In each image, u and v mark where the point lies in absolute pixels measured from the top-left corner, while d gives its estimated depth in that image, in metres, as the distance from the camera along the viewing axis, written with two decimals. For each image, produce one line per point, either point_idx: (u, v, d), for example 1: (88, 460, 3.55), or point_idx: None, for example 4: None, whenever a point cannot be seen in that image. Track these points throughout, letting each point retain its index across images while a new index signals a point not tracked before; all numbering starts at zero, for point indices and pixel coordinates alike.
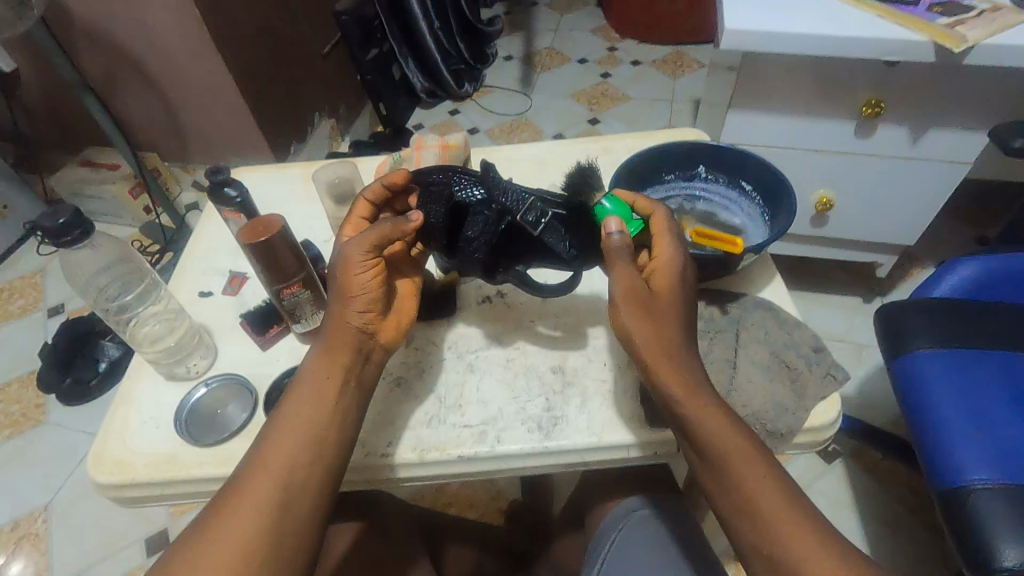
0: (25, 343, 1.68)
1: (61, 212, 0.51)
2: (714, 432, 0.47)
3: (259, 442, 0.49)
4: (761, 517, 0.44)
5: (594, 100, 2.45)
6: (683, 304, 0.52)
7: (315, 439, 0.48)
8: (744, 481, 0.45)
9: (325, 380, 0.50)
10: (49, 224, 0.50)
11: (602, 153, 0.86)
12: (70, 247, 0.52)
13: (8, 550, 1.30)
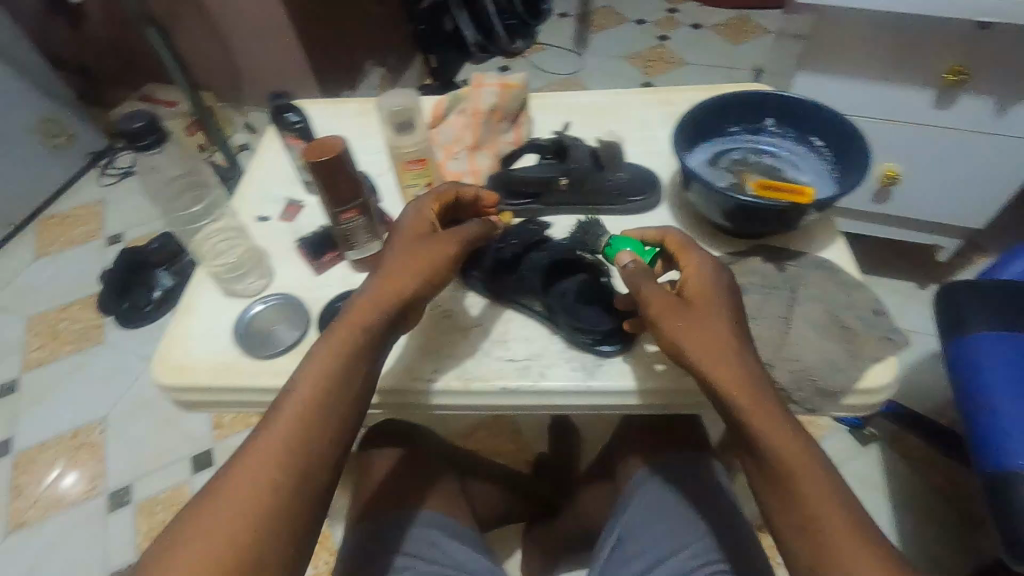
0: (85, 268, 1.76)
1: None
2: (768, 438, 0.45)
3: (249, 440, 0.45)
4: (821, 529, 0.43)
5: (648, 63, 2.37)
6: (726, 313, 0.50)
7: (331, 402, 0.47)
8: (798, 492, 0.44)
9: (340, 345, 0.49)
10: None
11: (663, 105, 0.83)
12: None
13: (70, 455, 1.40)
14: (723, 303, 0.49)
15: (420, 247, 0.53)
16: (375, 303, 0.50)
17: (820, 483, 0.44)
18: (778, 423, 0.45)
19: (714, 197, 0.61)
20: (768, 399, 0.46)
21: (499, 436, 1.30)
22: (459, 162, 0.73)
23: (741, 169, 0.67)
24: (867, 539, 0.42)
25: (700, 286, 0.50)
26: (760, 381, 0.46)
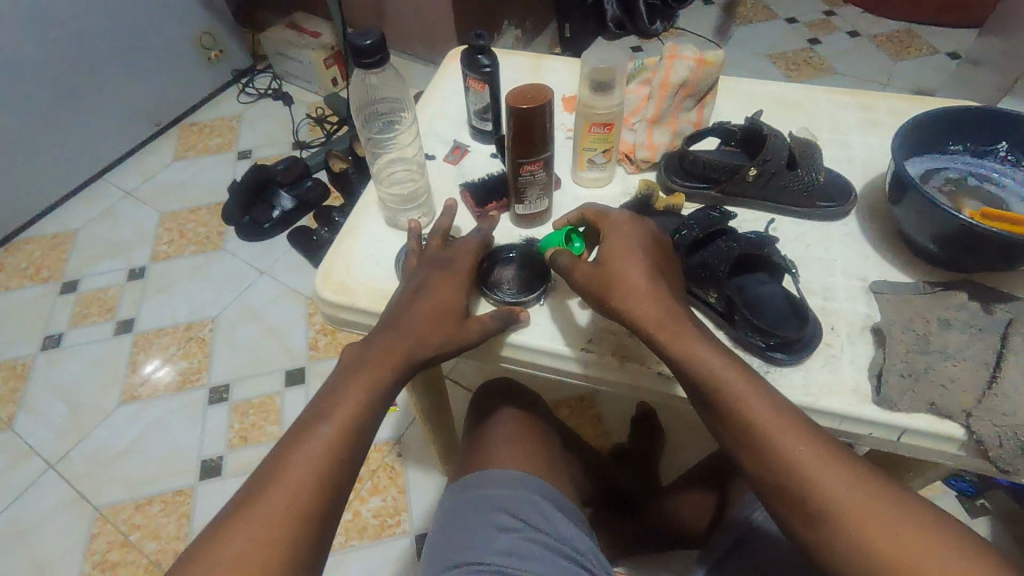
0: (216, 177, 1.87)
1: (369, 34, 0.52)
2: (754, 412, 0.47)
3: (283, 443, 0.49)
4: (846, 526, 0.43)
5: (794, 66, 2.21)
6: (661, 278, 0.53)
7: (371, 407, 0.51)
8: (799, 465, 0.45)
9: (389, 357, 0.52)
10: (358, 43, 0.52)
11: (860, 109, 0.76)
12: (365, 71, 0.54)
13: (181, 345, 1.52)
14: (633, 251, 0.53)
15: (449, 286, 0.56)
16: (427, 327, 0.53)
17: (814, 449, 0.46)
18: (756, 398, 0.48)
19: (930, 217, 0.55)
20: (732, 367, 0.49)
21: (580, 418, 1.29)
22: (635, 133, 0.71)
23: (957, 192, 0.60)
24: (872, 496, 0.44)
25: (614, 240, 0.54)
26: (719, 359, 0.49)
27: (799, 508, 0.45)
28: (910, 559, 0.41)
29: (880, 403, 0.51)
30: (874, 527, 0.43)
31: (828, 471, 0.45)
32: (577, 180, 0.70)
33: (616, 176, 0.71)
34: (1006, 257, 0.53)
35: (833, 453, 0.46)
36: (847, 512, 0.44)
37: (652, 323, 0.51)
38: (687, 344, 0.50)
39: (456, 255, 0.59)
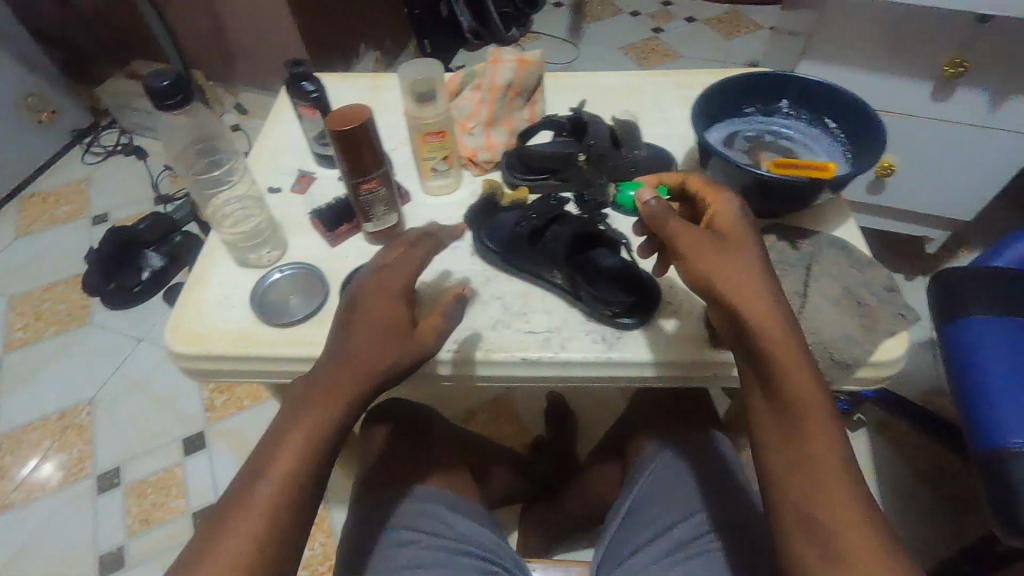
0: (69, 247, 1.71)
1: (166, 74, 0.50)
2: (787, 373, 0.45)
3: (231, 491, 0.44)
4: (819, 488, 0.43)
5: (645, 55, 2.37)
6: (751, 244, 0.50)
7: (319, 455, 0.46)
8: (794, 403, 0.45)
9: (341, 389, 0.47)
10: (155, 85, 0.50)
11: (676, 86, 0.83)
12: (170, 112, 0.51)
13: (55, 436, 1.37)
14: (747, 226, 0.50)
15: (391, 295, 0.50)
16: (376, 353, 0.48)
17: (810, 402, 0.45)
18: (778, 334, 0.46)
19: (731, 173, 0.62)
20: (787, 332, 0.47)
21: (499, 421, 1.31)
22: (474, 137, 0.74)
23: (754, 148, 0.68)
24: (831, 465, 0.44)
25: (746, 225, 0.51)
26: (754, 284, 0.47)
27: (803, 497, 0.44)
28: (854, 531, 0.42)
29: (718, 346, 0.57)
30: (864, 545, 0.41)
31: (837, 482, 0.43)
32: (426, 191, 0.72)
33: (464, 181, 0.73)
34: (797, 198, 0.62)
35: (843, 464, 0.44)
36: (846, 525, 0.42)
37: (714, 267, 0.48)
38: (746, 281, 0.48)
39: (388, 263, 0.51)
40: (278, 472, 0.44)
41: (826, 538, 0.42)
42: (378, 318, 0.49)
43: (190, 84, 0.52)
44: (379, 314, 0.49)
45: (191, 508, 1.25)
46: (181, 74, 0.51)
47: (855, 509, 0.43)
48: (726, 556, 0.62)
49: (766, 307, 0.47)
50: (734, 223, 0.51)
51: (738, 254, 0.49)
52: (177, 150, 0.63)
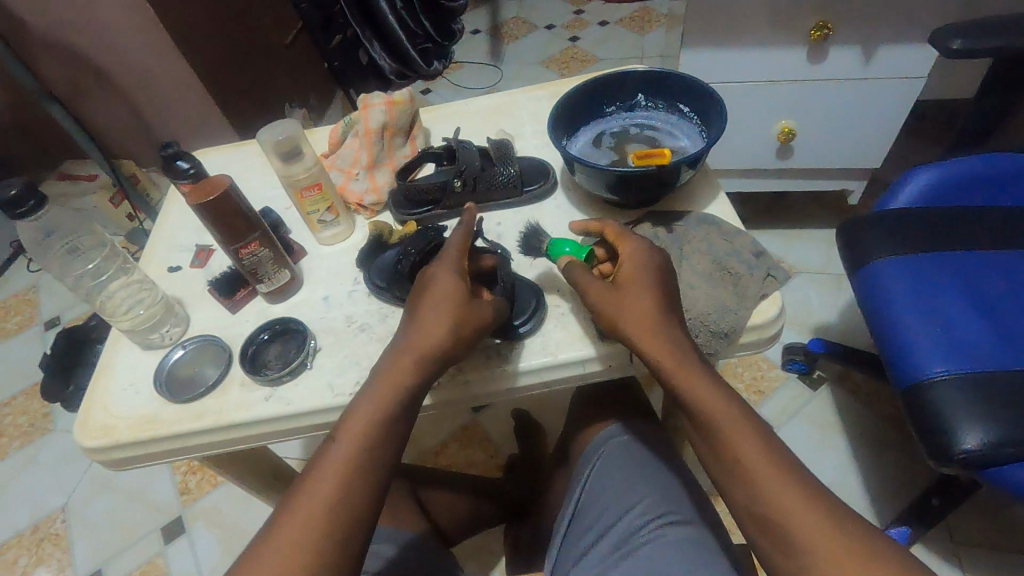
0: (23, 358, 1.69)
1: (15, 184, 0.56)
2: (700, 393, 0.48)
3: (256, 552, 0.44)
4: (757, 483, 0.45)
5: (564, 64, 2.35)
6: (652, 280, 0.52)
7: (349, 512, 0.46)
8: (712, 412, 0.48)
9: (355, 463, 0.47)
10: (4, 196, 0.55)
11: (552, 98, 0.86)
12: (24, 218, 0.57)
13: (31, 552, 1.34)
14: (647, 263, 0.53)
15: (426, 339, 0.52)
16: (390, 409, 0.50)
17: (727, 406, 0.48)
18: (679, 353, 0.49)
19: (594, 174, 0.64)
20: (692, 361, 0.50)
21: (471, 447, 1.29)
22: (360, 182, 0.76)
23: (620, 144, 0.70)
24: (762, 457, 0.46)
25: (639, 259, 0.54)
26: (653, 313, 0.50)
27: (754, 503, 0.45)
28: (796, 514, 0.43)
29: (606, 338, 0.60)
30: (818, 531, 0.42)
31: (773, 476, 0.45)
32: (321, 243, 0.74)
33: (357, 226, 0.75)
34: (656, 186, 0.64)
35: (776, 459, 0.46)
36: (800, 515, 0.43)
37: (619, 311, 0.51)
38: (647, 317, 0.50)
39: (422, 305, 0.54)
40: (305, 530, 0.44)
41: (780, 528, 0.43)
42: (454, 326, 0.52)
43: (41, 189, 0.58)
44: (428, 340, 0.52)
45: None
46: (30, 182, 0.56)
47: (801, 494, 0.44)
48: (668, 538, 0.59)
49: (662, 341, 0.50)
50: (628, 261, 0.54)
51: (634, 289, 0.52)
52: (48, 253, 0.63)
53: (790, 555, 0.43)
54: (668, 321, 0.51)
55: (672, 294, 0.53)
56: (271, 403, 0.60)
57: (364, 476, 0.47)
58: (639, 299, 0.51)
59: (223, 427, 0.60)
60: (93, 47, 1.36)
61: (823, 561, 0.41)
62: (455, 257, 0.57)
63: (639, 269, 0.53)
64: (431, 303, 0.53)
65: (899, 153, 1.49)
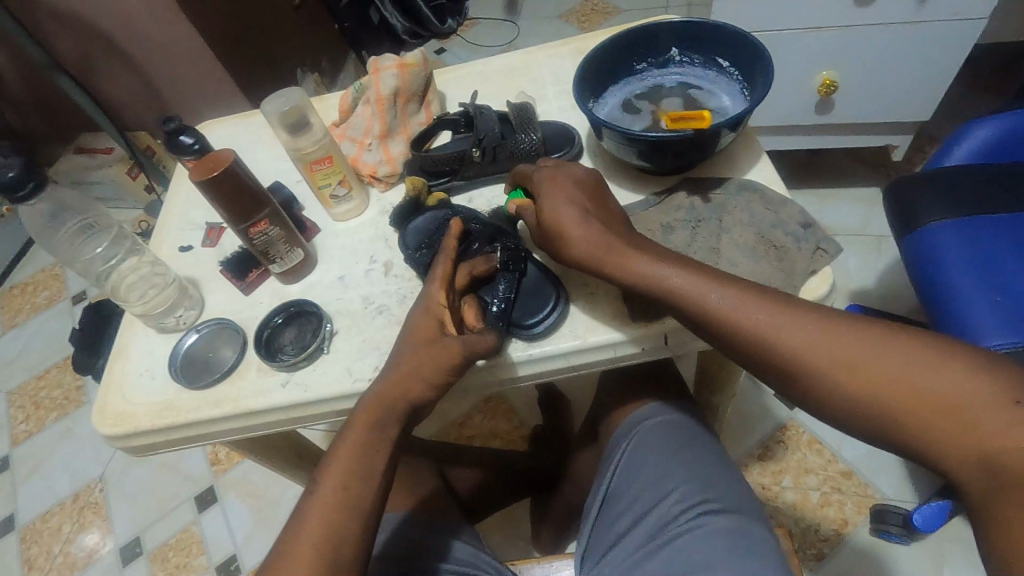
0: (56, 332, 1.72)
1: (12, 167, 0.53)
2: (678, 286, 0.49)
3: (274, 561, 0.46)
4: (793, 360, 0.45)
5: (584, 17, 2.21)
6: (566, 201, 0.54)
7: (346, 523, 0.46)
8: (716, 313, 0.48)
9: (347, 482, 0.48)
10: (2, 179, 0.52)
11: (574, 55, 0.80)
12: (24, 201, 0.54)
13: (74, 520, 1.39)
14: (562, 196, 0.54)
15: (404, 374, 0.51)
16: (366, 426, 0.50)
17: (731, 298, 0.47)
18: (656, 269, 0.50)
19: (623, 139, 0.58)
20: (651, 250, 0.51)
21: (492, 419, 1.27)
22: (373, 153, 0.71)
23: (651, 105, 0.64)
24: (789, 330, 0.45)
25: (552, 173, 0.57)
26: (572, 215, 0.53)
27: (760, 356, 0.47)
28: (846, 368, 0.43)
29: (638, 319, 0.56)
30: (819, 343, 0.44)
31: (796, 341, 0.45)
32: (334, 219, 0.70)
33: (372, 200, 0.72)
34: (692, 151, 0.59)
35: (792, 313, 0.46)
36: (841, 365, 0.43)
37: (558, 231, 0.53)
38: (569, 222, 0.53)
39: (399, 343, 0.54)
40: (310, 538, 0.45)
41: (834, 392, 0.44)
42: (425, 370, 0.50)
43: (40, 171, 0.55)
44: (402, 385, 0.50)
45: (214, 563, 1.26)
46: (28, 162, 0.54)
47: (836, 345, 0.44)
48: (709, 527, 0.56)
49: (596, 235, 0.52)
50: (541, 184, 0.56)
51: (550, 195, 0.55)
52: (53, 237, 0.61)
53: (850, 413, 0.43)
54: (603, 225, 0.53)
55: (605, 202, 0.55)
56: (289, 389, 0.58)
57: (351, 515, 0.47)
58: (561, 210, 0.53)
59: (240, 412, 0.58)
60: (101, 14, 1.32)
61: (862, 389, 0.42)
62: (440, 294, 0.54)
63: (552, 186, 0.56)
64: (407, 346, 0.52)
65: (950, 104, 1.38)
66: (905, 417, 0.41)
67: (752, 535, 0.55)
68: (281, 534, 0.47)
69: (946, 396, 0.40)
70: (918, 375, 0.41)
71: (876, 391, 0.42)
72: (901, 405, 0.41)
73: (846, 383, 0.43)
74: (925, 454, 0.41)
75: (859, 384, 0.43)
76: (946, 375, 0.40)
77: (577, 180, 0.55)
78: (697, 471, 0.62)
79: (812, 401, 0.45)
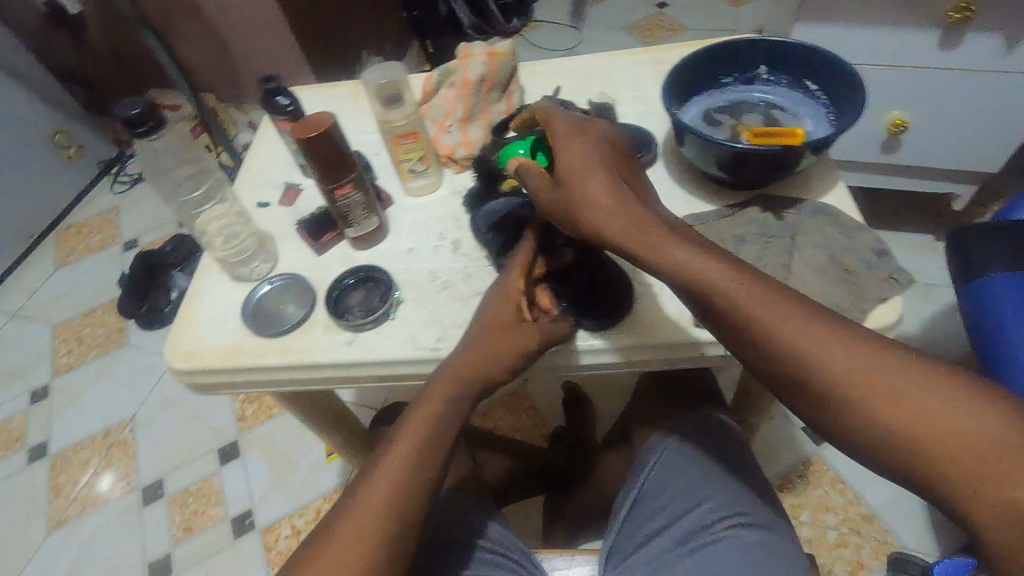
0: (105, 275, 1.76)
1: (136, 104, 0.56)
2: (681, 259, 0.47)
3: (341, 506, 0.48)
4: (791, 352, 0.42)
5: (648, 33, 2.21)
6: (589, 156, 0.52)
7: (414, 482, 0.49)
8: (718, 291, 0.45)
9: (417, 445, 0.50)
10: (127, 115, 0.56)
11: (655, 64, 0.81)
12: (143, 138, 0.58)
13: (102, 455, 1.43)
14: (588, 152, 0.53)
15: (480, 353, 0.53)
16: (440, 396, 0.52)
17: (738, 281, 0.45)
18: (658, 237, 0.49)
19: (707, 148, 0.59)
20: (656, 223, 0.50)
21: (516, 414, 1.29)
22: (452, 135, 0.74)
23: (734, 119, 0.66)
24: (794, 321, 0.43)
25: (580, 129, 0.55)
26: (593, 167, 0.52)
27: (765, 349, 0.44)
28: (851, 371, 0.40)
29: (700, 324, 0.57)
30: (847, 356, 0.41)
31: (796, 332, 0.42)
32: (407, 192, 0.72)
33: (445, 180, 0.74)
34: (772, 168, 0.59)
35: (798, 302, 0.44)
36: (841, 366, 0.41)
37: (577, 182, 0.51)
38: (597, 186, 0.51)
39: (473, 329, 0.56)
40: (380, 489, 0.48)
41: (828, 396, 0.41)
42: (500, 351, 0.53)
43: (160, 111, 0.58)
44: (479, 363, 0.53)
45: (230, 515, 1.29)
46: (150, 103, 0.57)
47: (840, 346, 0.41)
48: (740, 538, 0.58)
49: (606, 192, 0.51)
50: (564, 136, 0.54)
51: (574, 144, 0.53)
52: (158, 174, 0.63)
53: (838, 418, 0.41)
54: (618, 188, 0.51)
55: (623, 168, 0.54)
56: (352, 348, 0.61)
57: (420, 474, 0.49)
58: (583, 158, 0.52)
59: (302, 364, 0.61)
60: None
61: (859, 401, 0.40)
62: (518, 281, 0.57)
63: (577, 141, 0.54)
64: (481, 328, 0.55)
65: None
66: (899, 435, 0.38)
67: (783, 554, 0.56)
68: (350, 483, 0.50)
69: (951, 423, 0.37)
70: (952, 412, 0.37)
71: (875, 404, 0.39)
72: (896, 421, 0.39)
73: (846, 387, 0.40)
74: (914, 476, 0.38)
75: (877, 402, 0.39)
76: (959, 402, 0.37)
77: (602, 137, 0.54)
78: (736, 484, 0.63)
79: (799, 398, 0.43)
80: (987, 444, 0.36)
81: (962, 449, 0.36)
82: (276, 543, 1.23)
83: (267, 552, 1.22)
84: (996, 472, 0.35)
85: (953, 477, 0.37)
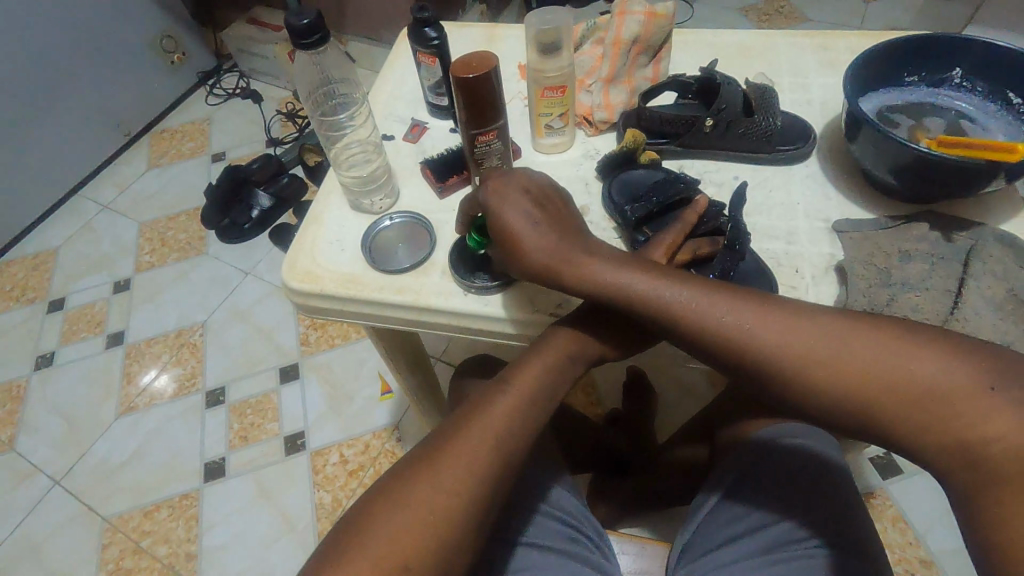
0: (190, 181, 1.74)
1: (306, 14, 0.55)
2: (646, 289, 0.49)
3: (453, 422, 0.52)
4: (784, 368, 0.46)
5: (767, 16, 2.02)
6: (518, 218, 0.54)
7: (521, 421, 0.51)
8: (697, 316, 0.48)
9: (529, 389, 0.52)
10: (296, 23, 0.55)
11: (818, 49, 0.75)
12: (306, 49, 0.56)
13: (171, 354, 1.43)
14: (517, 207, 0.54)
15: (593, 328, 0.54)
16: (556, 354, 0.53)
17: (712, 299, 0.48)
18: (613, 271, 0.51)
19: (888, 148, 0.54)
20: (604, 265, 0.51)
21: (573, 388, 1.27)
22: (592, 95, 0.71)
23: (913, 122, 0.60)
24: (770, 333, 0.46)
25: (496, 185, 0.56)
26: (520, 224, 0.53)
27: (760, 369, 0.47)
28: (835, 366, 0.44)
29: None
30: (801, 343, 0.45)
31: (782, 339, 0.46)
32: (537, 147, 0.70)
33: (577, 141, 0.70)
34: (957, 186, 0.54)
35: (766, 309, 0.47)
36: (830, 366, 0.44)
37: (516, 241, 0.53)
38: (525, 232, 0.53)
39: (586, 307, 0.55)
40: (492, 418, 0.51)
41: (828, 397, 0.44)
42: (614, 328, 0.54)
43: (326, 26, 0.57)
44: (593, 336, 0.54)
45: (283, 433, 1.29)
46: (320, 15, 0.55)
47: (819, 348, 0.45)
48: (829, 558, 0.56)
49: (539, 244, 0.52)
50: (487, 197, 0.55)
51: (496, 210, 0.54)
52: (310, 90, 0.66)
53: (847, 415, 0.44)
54: (549, 231, 0.53)
55: (552, 214, 0.55)
56: (469, 298, 0.59)
57: (532, 411, 0.52)
58: (508, 222, 0.53)
59: (417, 305, 0.60)
60: None
61: (856, 391, 0.44)
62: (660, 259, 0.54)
63: (502, 200, 0.55)
64: (562, 323, 0.55)
65: None
66: (899, 413, 0.42)
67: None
68: (462, 407, 0.53)
69: (927, 378, 0.42)
70: (891, 359, 0.43)
71: (865, 387, 0.43)
72: (889, 395, 0.43)
73: (841, 385, 0.44)
74: (921, 443, 0.42)
75: (866, 383, 0.43)
76: (927, 360, 0.42)
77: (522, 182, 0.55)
78: (833, 506, 0.59)
79: (805, 406, 0.46)
80: (962, 390, 0.41)
81: (944, 397, 0.41)
82: (325, 467, 1.23)
83: (315, 474, 1.23)
84: (978, 409, 0.40)
85: (920, 424, 0.42)
